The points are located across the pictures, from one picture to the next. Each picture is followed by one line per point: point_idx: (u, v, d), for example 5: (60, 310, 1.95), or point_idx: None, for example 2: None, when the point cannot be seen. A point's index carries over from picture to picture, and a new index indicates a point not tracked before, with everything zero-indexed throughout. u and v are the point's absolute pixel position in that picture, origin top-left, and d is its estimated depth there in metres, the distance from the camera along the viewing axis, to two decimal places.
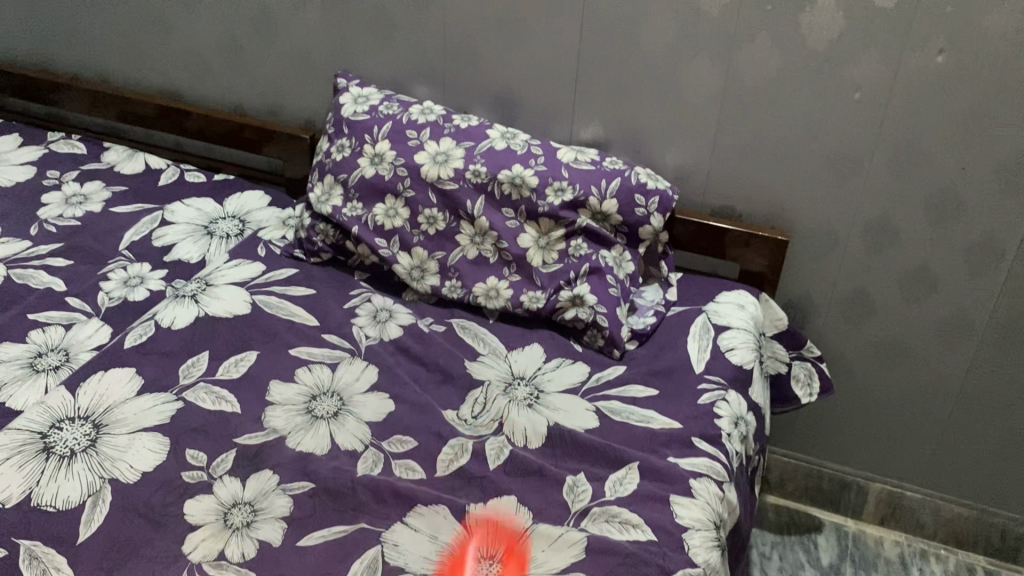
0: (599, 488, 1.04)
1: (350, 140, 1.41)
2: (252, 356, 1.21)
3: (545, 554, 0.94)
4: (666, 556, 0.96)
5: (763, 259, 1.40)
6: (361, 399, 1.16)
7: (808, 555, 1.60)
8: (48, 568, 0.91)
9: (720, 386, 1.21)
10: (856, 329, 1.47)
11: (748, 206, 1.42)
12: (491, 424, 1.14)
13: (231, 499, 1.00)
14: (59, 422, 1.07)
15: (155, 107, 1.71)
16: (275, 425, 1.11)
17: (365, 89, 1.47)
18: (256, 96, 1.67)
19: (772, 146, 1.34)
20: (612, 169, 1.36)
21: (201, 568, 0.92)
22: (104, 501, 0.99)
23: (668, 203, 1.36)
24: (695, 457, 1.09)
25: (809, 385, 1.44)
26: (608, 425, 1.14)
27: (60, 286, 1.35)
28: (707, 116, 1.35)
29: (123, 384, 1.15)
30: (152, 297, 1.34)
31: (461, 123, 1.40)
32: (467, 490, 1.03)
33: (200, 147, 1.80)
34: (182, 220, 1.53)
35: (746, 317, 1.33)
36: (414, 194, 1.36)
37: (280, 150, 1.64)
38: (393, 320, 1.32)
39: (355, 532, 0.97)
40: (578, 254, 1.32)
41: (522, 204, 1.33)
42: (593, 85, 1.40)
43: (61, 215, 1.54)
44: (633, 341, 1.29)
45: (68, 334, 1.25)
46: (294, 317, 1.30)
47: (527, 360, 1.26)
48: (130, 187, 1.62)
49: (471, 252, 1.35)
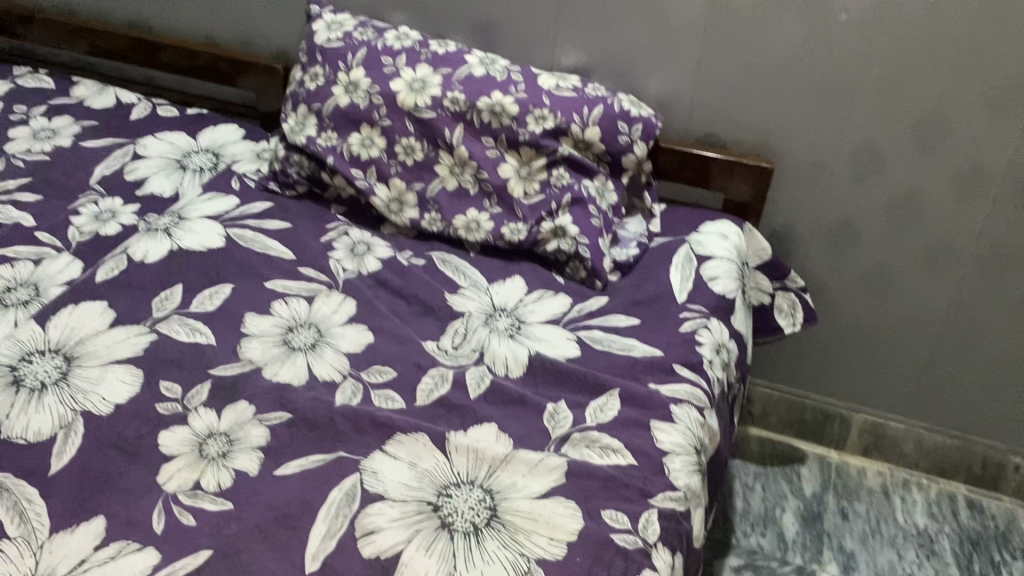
0: (580, 415, 1.03)
1: (324, 68, 1.37)
2: (228, 289, 1.19)
3: (526, 479, 0.93)
4: (647, 480, 0.95)
5: (748, 188, 1.38)
6: (339, 331, 1.14)
7: (791, 486, 1.61)
8: (19, 500, 0.89)
9: (702, 314, 1.20)
10: (841, 259, 1.46)
11: (733, 133, 1.39)
12: (471, 354, 1.12)
13: (206, 429, 0.99)
14: (29, 355, 1.05)
15: (124, 39, 1.66)
16: (251, 357, 1.09)
17: (339, 15, 1.42)
18: (229, 26, 1.62)
19: (757, 71, 1.31)
20: (594, 96, 1.32)
21: (177, 498, 0.91)
22: (77, 433, 0.97)
23: (652, 130, 1.34)
24: (677, 384, 1.09)
25: (792, 315, 1.43)
26: (589, 353, 1.12)
27: (28, 221, 1.32)
28: (692, 40, 1.32)
29: (95, 317, 1.12)
30: (124, 231, 1.31)
31: (439, 50, 1.36)
32: (447, 419, 1.02)
33: (172, 81, 1.75)
34: (154, 154, 1.49)
35: (729, 247, 1.31)
36: (390, 123, 1.32)
37: (254, 83, 1.59)
38: (371, 253, 1.29)
39: (333, 460, 0.95)
40: (560, 183, 1.29)
41: (501, 132, 1.30)
42: (574, 9, 1.36)
43: (29, 150, 1.49)
44: (615, 272, 1.28)
45: (38, 269, 1.22)
46: (270, 250, 1.27)
47: (508, 291, 1.24)
48: (100, 122, 1.58)
49: (451, 183, 1.32)
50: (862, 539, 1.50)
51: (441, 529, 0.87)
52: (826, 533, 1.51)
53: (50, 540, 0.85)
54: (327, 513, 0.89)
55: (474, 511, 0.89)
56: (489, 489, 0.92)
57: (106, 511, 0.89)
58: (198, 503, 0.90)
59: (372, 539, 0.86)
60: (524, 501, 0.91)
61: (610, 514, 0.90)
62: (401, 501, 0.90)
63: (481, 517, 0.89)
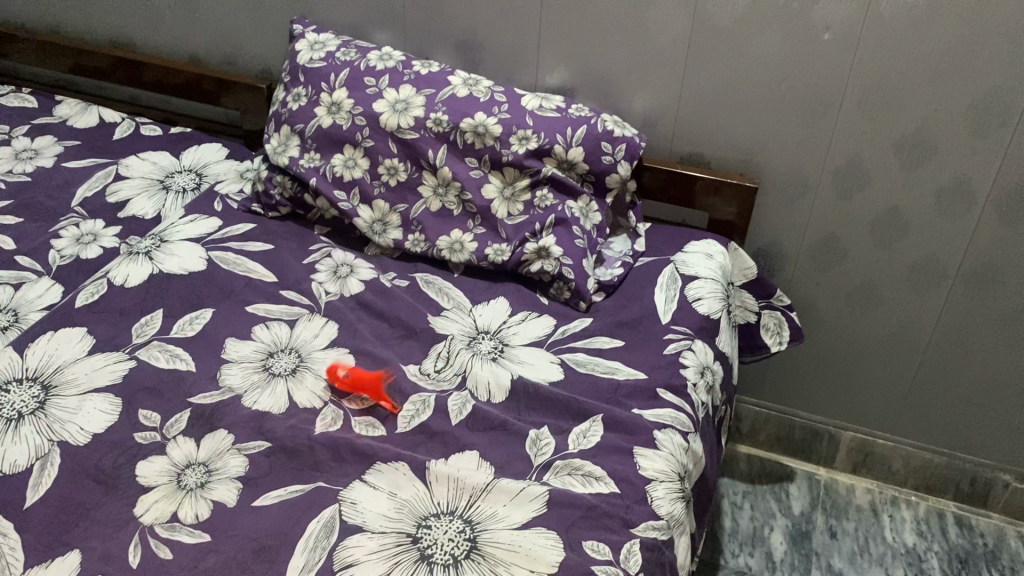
0: (563, 441, 1.02)
1: (306, 89, 1.37)
2: (208, 313, 1.18)
3: (507, 509, 0.93)
4: (629, 509, 0.95)
5: (733, 206, 1.37)
6: (320, 355, 1.13)
7: (779, 504, 1.60)
8: None
9: (686, 337, 1.19)
10: (828, 277, 1.46)
11: (717, 151, 1.39)
12: (454, 378, 1.11)
13: (185, 459, 0.98)
14: (7, 383, 1.04)
15: (107, 58, 1.65)
16: (231, 383, 1.08)
17: (322, 35, 1.41)
18: (212, 44, 1.61)
19: (741, 90, 1.31)
20: (578, 116, 1.31)
21: (153, 531, 0.90)
22: (53, 464, 0.96)
23: (636, 150, 1.32)
24: (660, 409, 1.08)
25: (779, 334, 1.42)
26: (573, 377, 1.11)
27: (9, 244, 1.31)
28: (675, 58, 1.31)
29: (74, 343, 1.12)
30: (106, 255, 1.30)
31: (422, 70, 1.35)
32: (428, 446, 1.01)
33: (157, 100, 1.74)
34: (137, 174, 1.48)
35: (715, 267, 1.31)
36: (373, 144, 1.32)
37: (238, 101, 1.58)
38: (354, 275, 1.28)
39: (312, 490, 0.95)
40: (544, 205, 1.28)
41: (485, 153, 1.29)
42: (557, 27, 1.35)
43: (11, 171, 1.49)
44: (600, 292, 1.27)
45: (18, 295, 1.21)
46: (251, 273, 1.26)
47: (491, 313, 1.23)
48: (83, 141, 1.57)
49: (435, 204, 1.32)
50: (851, 558, 1.50)
51: (420, 562, 0.86)
52: (815, 552, 1.51)
53: None
54: (305, 546, 0.88)
55: (455, 543, 0.89)
56: (470, 520, 0.91)
57: (82, 545, 0.88)
58: (175, 536, 0.89)
59: (350, 572, 0.85)
60: (505, 532, 0.90)
61: (591, 545, 0.90)
62: (381, 532, 0.89)
63: (461, 549, 0.88)
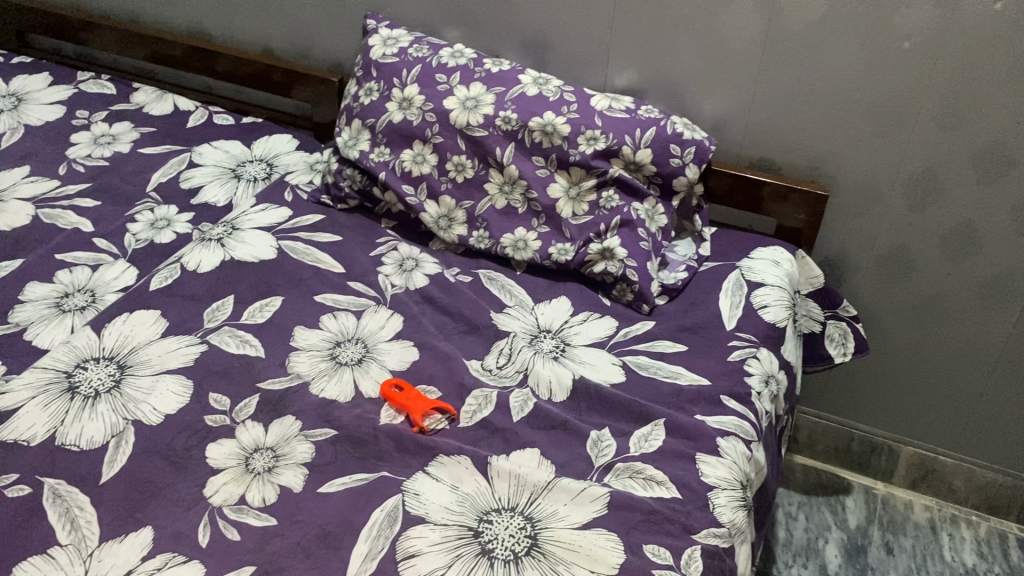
0: (624, 444, 1.02)
1: (379, 84, 1.39)
2: (278, 301, 1.20)
3: (568, 508, 0.93)
4: (690, 515, 0.95)
5: (801, 213, 1.36)
6: (385, 347, 1.15)
7: (834, 517, 1.58)
8: (71, 507, 0.91)
9: (751, 344, 1.18)
10: (895, 289, 1.43)
11: (786, 158, 1.37)
12: (515, 375, 1.12)
13: (253, 443, 1.00)
14: (85, 361, 1.08)
15: (184, 48, 1.68)
16: (299, 371, 1.10)
17: (395, 30, 1.43)
18: (286, 37, 1.64)
19: (814, 97, 1.29)
20: (647, 118, 1.31)
21: (222, 512, 0.92)
22: (128, 442, 0.99)
23: (705, 153, 1.30)
24: (723, 416, 1.07)
25: (843, 344, 1.40)
26: (635, 380, 1.11)
27: (87, 226, 1.36)
28: (747, 63, 1.30)
29: (147, 326, 1.15)
30: (179, 240, 1.33)
31: (493, 67, 1.36)
32: (489, 442, 1.02)
33: (230, 90, 1.78)
34: (210, 162, 1.52)
35: (781, 274, 1.30)
36: (442, 141, 1.33)
37: (310, 94, 1.61)
38: (419, 269, 1.30)
39: (376, 479, 0.96)
40: (609, 206, 1.28)
41: (552, 152, 1.29)
42: (629, 29, 1.35)
43: (90, 154, 1.53)
44: (663, 296, 1.26)
45: (95, 276, 1.25)
46: (319, 263, 1.28)
47: (553, 312, 1.23)
48: (159, 128, 1.61)
49: (500, 201, 1.32)
50: None
51: (481, 556, 0.87)
52: (870, 567, 1.49)
53: (98, 548, 0.87)
54: (369, 534, 0.90)
55: (515, 539, 0.89)
56: (530, 517, 0.92)
57: (153, 522, 0.90)
58: (242, 518, 0.91)
59: (412, 562, 0.87)
60: (565, 531, 0.90)
61: (651, 549, 0.90)
62: (442, 525, 0.91)
63: (522, 545, 0.89)
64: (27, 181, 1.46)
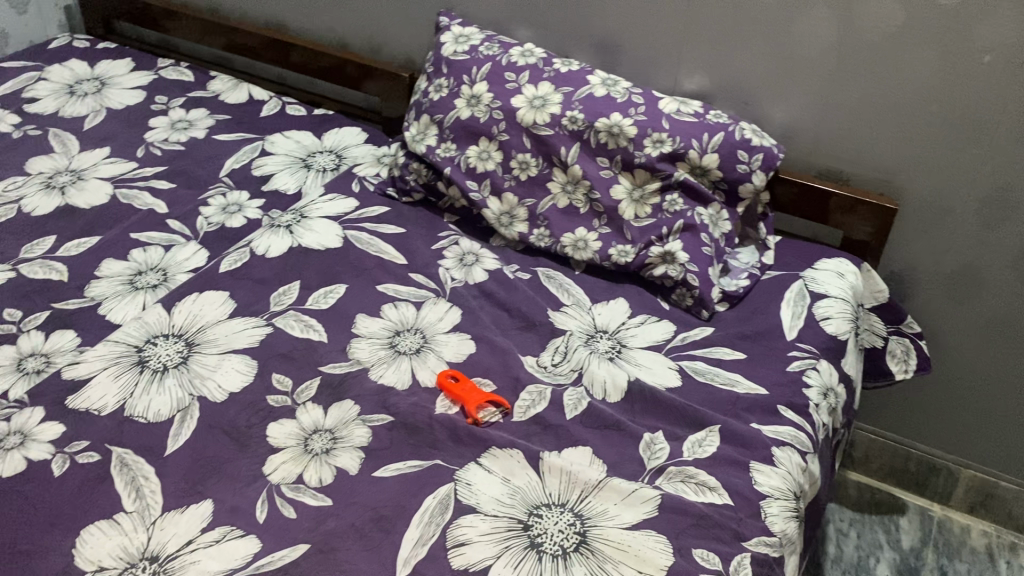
0: (677, 448, 1.02)
1: (448, 80, 1.41)
2: (341, 289, 1.23)
3: (618, 508, 0.93)
4: (742, 522, 0.94)
5: (868, 226, 1.33)
6: (443, 338, 1.16)
7: (887, 536, 1.55)
8: (136, 476, 0.95)
9: (811, 355, 1.17)
10: (962, 308, 1.40)
11: (856, 169, 1.35)
12: (571, 374, 1.12)
13: (312, 425, 1.02)
14: (155, 337, 1.12)
15: (261, 39, 1.73)
16: (359, 357, 1.12)
17: (467, 28, 1.46)
18: (360, 32, 1.67)
19: (887, 108, 1.27)
20: (715, 123, 1.30)
21: (280, 489, 0.94)
22: (192, 417, 1.02)
23: (773, 160, 1.30)
24: (779, 425, 1.06)
25: (905, 361, 1.38)
26: (690, 385, 1.11)
27: (162, 208, 1.40)
28: (820, 71, 1.29)
29: (215, 306, 1.18)
30: (248, 225, 1.37)
31: (562, 68, 1.37)
32: (542, 438, 1.03)
33: (302, 82, 1.82)
34: (281, 151, 1.56)
35: (845, 287, 1.28)
36: (508, 138, 1.34)
37: (380, 88, 1.64)
38: (479, 264, 1.31)
39: (429, 467, 0.98)
40: (672, 209, 1.27)
41: (617, 153, 1.29)
42: (701, 34, 1.34)
43: (167, 139, 1.58)
44: (723, 302, 1.26)
45: (167, 256, 1.30)
46: (383, 254, 1.31)
47: (611, 313, 1.23)
48: (233, 116, 1.66)
49: (562, 200, 1.33)
50: None
51: (530, 549, 0.88)
52: None
53: (161, 518, 0.90)
54: (421, 520, 0.91)
55: (564, 535, 0.90)
56: (580, 514, 0.93)
57: (214, 496, 0.93)
58: (299, 497, 0.94)
59: (462, 550, 0.88)
60: (614, 530, 0.91)
61: (700, 553, 0.90)
62: (493, 516, 0.92)
63: (571, 541, 0.90)
64: (106, 162, 1.51)
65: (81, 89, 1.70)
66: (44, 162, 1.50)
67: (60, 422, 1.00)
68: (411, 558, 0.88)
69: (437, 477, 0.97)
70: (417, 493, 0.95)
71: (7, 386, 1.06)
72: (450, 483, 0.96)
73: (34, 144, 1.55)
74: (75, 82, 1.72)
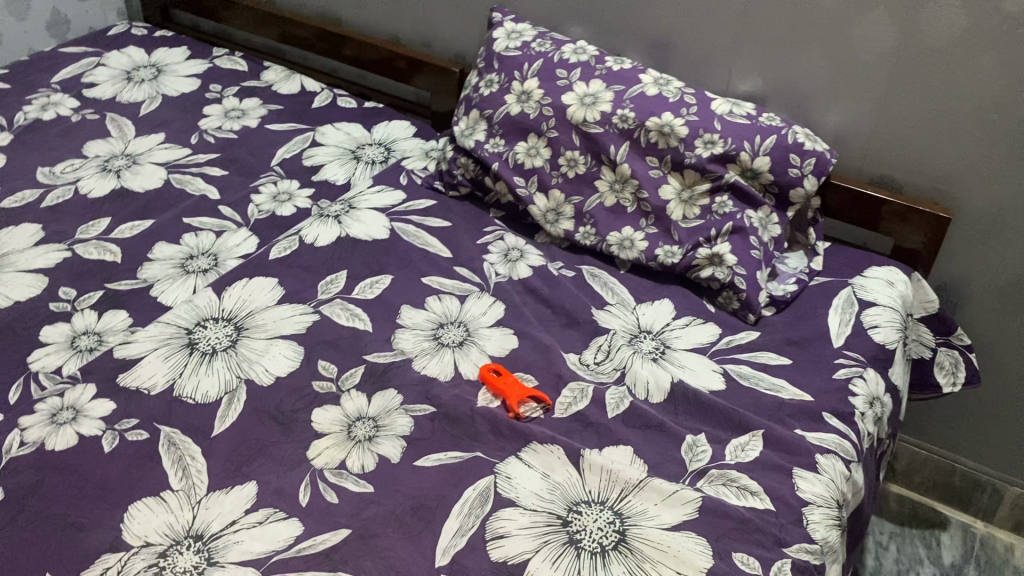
0: (719, 451, 1.01)
1: (499, 76, 1.41)
2: (387, 279, 1.24)
3: (658, 508, 0.93)
4: (783, 528, 0.93)
5: (921, 235, 1.31)
6: (487, 332, 1.17)
7: (928, 551, 1.53)
8: (183, 456, 0.96)
9: (859, 363, 1.15)
10: (1015, 322, 1.37)
11: (910, 177, 1.33)
12: (613, 373, 1.12)
13: (356, 412, 1.03)
14: (205, 320, 1.13)
15: (315, 31, 1.75)
16: (403, 347, 1.13)
17: (520, 24, 1.46)
18: (413, 27, 1.69)
19: (947, 117, 1.25)
20: (768, 126, 1.29)
21: (323, 474, 0.96)
22: (239, 400, 1.04)
23: (825, 165, 1.28)
24: (824, 433, 1.05)
25: (953, 373, 1.35)
26: (734, 389, 1.10)
27: (214, 194, 1.42)
28: (878, 76, 1.27)
29: (264, 292, 1.20)
30: (298, 214, 1.39)
31: (614, 66, 1.37)
32: (583, 435, 1.03)
33: (354, 74, 1.84)
34: (332, 142, 1.57)
35: (895, 296, 1.26)
36: (557, 135, 1.34)
37: (430, 83, 1.65)
38: (524, 260, 1.31)
39: (470, 459, 0.98)
40: (721, 211, 1.26)
41: (667, 153, 1.29)
42: (756, 36, 1.33)
43: (220, 127, 1.61)
44: (770, 307, 1.24)
45: (218, 241, 1.32)
46: (429, 247, 1.32)
47: (656, 314, 1.23)
48: (285, 106, 1.68)
49: (610, 199, 1.32)
50: None
51: (569, 545, 0.88)
52: None
53: (207, 497, 0.92)
54: (461, 511, 0.92)
55: (603, 533, 0.90)
56: (619, 512, 0.92)
57: (258, 478, 0.95)
58: (342, 482, 0.95)
59: (501, 543, 0.89)
60: (654, 530, 0.90)
61: (740, 557, 0.89)
62: (533, 510, 0.92)
63: (610, 539, 0.89)
64: (161, 148, 1.54)
65: (139, 75, 1.73)
66: (101, 146, 1.53)
67: (111, 399, 1.02)
68: (451, 549, 0.88)
69: (476, 469, 0.97)
70: (458, 485, 0.95)
71: (61, 363, 1.09)
72: (490, 475, 0.96)
73: (92, 128, 1.58)
74: (132, 69, 1.75)
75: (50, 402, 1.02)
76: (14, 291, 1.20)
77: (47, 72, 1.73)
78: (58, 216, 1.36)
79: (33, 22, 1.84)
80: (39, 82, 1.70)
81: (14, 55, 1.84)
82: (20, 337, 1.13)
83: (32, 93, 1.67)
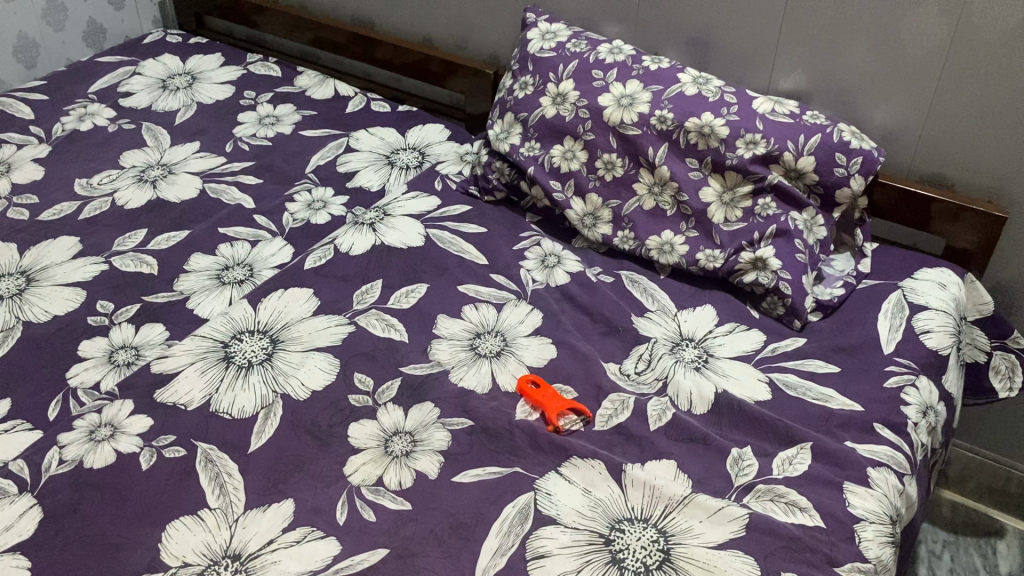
0: (766, 465, 0.98)
1: (534, 78, 1.39)
2: (424, 288, 1.23)
3: (704, 526, 0.90)
4: (834, 546, 0.90)
5: (974, 234, 1.26)
6: (525, 342, 1.14)
7: (984, 560, 1.47)
8: (220, 472, 0.96)
9: (911, 370, 1.11)
10: None
11: (963, 175, 1.28)
12: (654, 383, 1.09)
13: (393, 427, 1.02)
14: (241, 333, 1.13)
15: (349, 35, 1.73)
16: (440, 358, 1.11)
17: (554, 24, 1.43)
18: (447, 29, 1.67)
19: (999, 111, 1.20)
20: (813, 124, 1.24)
21: (360, 491, 0.94)
22: (276, 414, 1.03)
23: (872, 166, 1.24)
24: (876, 445, 1.01)
25: (1009, 377, 1.30)
26: (782, 399, 1.07)
27: (248, 204, 1.42)
28: (928, 70, 1.22)
29: (301, 303, 1.19)
30: (333, 222, 1.38)
31: (651, 66, 1.34)
32: (625, 449, 1.00)
33: (387, 78, 1.82)
34: (366, 148, 1.56)
35: (947, 298, 1.21)
36: (594, 137, 1.32)
37: (464, 85, 1.63)
38: (561, 266, 1.29)
39: (508, 475, 0.96)
40: (765, 214, 1.23)
41: (708, 154, 1.25)
42: (800, 31, 1.29)
43: (255, 134, 1.60)
44: (817, 312, 1.20)
45: (254, 252, 1.31)
46: (465, 254, 1.30)
47: (697, 321, 1.19)
48: (319, 112, 1.67)
49: (649, 202, 1.29)
50: None
51: (612, 564, 0.86)
52: None
53: (244, 515, 0.91)
54: (500, 529, 0.90)
55: (647, 552, 0.88)
56: (664, 530, 0.90)
57: (295, 495, 0.94)
58: (379, 500, 0.93)
59: (542, 563, 0.86)
60: (699, 549, 0.88)
61: None
62: (574, 528, 0.90)
63: (654, 559, 0.87)
64: (196, 157, 1.54)
65: (174, 84, 1.74)
66: (138, 156, 1.54)
67: (148, 415, 1.02)
68: (490, 568, 0.87)
69: (516, 485, 0.95)
70: (497, 502, 0.93)
71: (100, 378, 1.09)
72: (528, 493, 0.94)
73: (129, 138, 1.59)
74: (167, 77, 1.75)
75: (89, 419, 1.02)
76: (53, 304, 1.21)
77: (84, 82, 1.74)
78: (95, 228, 1.36)
79: (69, 33, 1.85)
80: (75, 92, 1.71)
81: (52, 66, 1.86)
82: (58, 352, 1.13)
83: (69, 104, 1.68)
